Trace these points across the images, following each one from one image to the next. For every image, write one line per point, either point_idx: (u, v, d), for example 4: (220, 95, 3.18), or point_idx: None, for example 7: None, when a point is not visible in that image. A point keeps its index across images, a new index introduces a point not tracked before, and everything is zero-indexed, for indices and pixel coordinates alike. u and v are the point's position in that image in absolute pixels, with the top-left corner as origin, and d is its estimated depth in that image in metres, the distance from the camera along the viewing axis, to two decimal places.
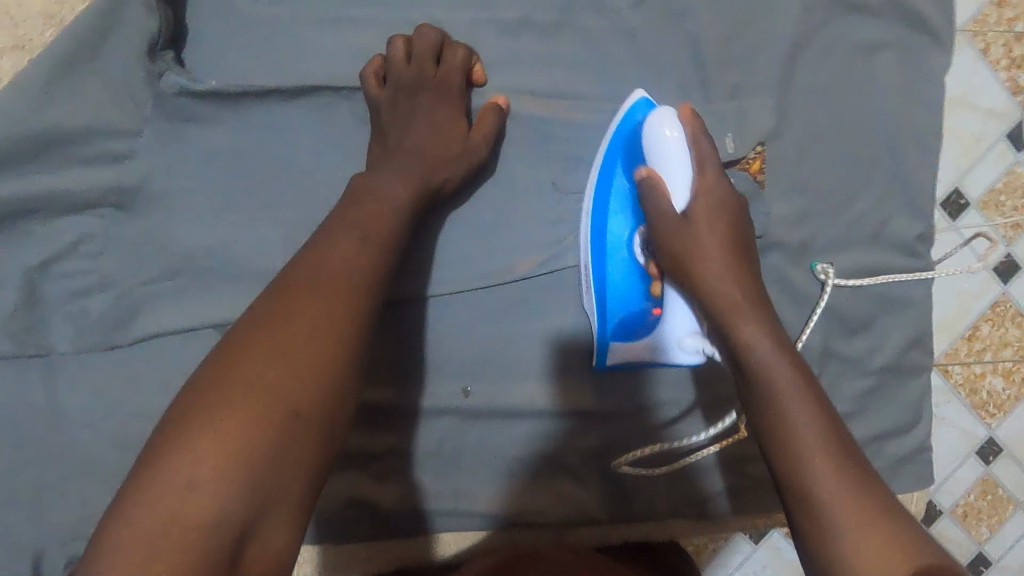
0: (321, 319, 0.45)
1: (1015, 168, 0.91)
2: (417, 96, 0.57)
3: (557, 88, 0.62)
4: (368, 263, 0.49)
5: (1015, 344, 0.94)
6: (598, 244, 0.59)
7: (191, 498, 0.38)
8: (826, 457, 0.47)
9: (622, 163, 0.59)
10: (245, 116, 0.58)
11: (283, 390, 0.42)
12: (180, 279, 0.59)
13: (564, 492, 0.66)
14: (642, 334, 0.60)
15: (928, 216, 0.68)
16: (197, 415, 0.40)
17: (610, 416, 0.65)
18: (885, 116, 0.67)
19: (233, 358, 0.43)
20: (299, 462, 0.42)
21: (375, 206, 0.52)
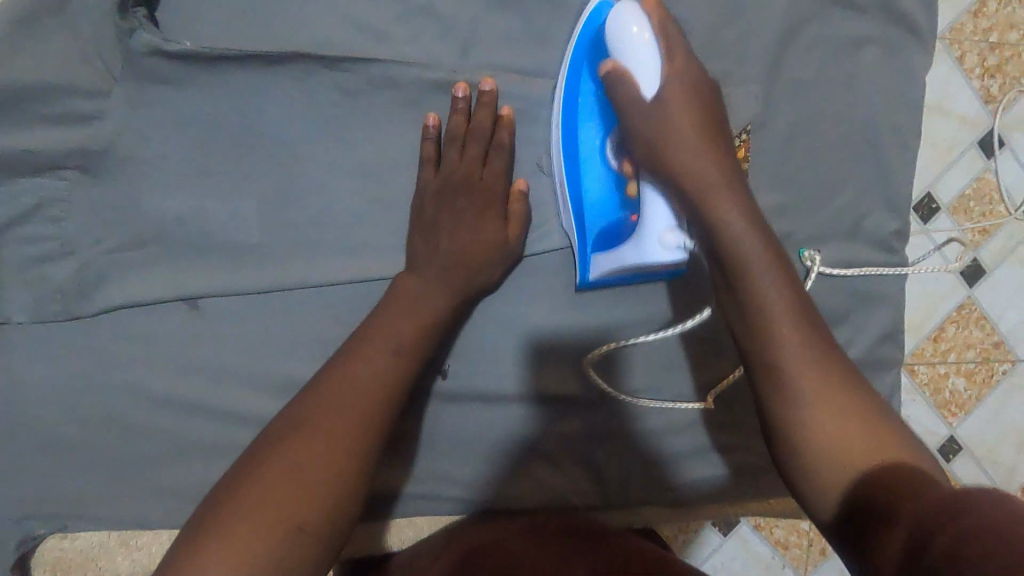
0: (331, 428, 0.45)
1: (984, 174, 0.93)
2: (467, 189, 0.58)
3: (546, 68, 0.61)
4: (395, 380, 0.50)
5: (977, 346, 0.98)
6: (571, 163, 0.59)
7: None
8: (812, 395, 0.44)
9: (588, 68, 0.58)
10: (222, 81, 0.56)
11: (309, 502, 0.42)
12: (149, 250, 0.57)
13: (540, 478, 0.66)
14: (625, 241, 0.59)
15: (904, 213, 0.70)
16: (219, 526, 0.40)
17: (589, 402, 0.65)
18: (867, 113, 0.67)
19: (259, 470, 0.43)
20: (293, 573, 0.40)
21: (407, 312, 0.53)
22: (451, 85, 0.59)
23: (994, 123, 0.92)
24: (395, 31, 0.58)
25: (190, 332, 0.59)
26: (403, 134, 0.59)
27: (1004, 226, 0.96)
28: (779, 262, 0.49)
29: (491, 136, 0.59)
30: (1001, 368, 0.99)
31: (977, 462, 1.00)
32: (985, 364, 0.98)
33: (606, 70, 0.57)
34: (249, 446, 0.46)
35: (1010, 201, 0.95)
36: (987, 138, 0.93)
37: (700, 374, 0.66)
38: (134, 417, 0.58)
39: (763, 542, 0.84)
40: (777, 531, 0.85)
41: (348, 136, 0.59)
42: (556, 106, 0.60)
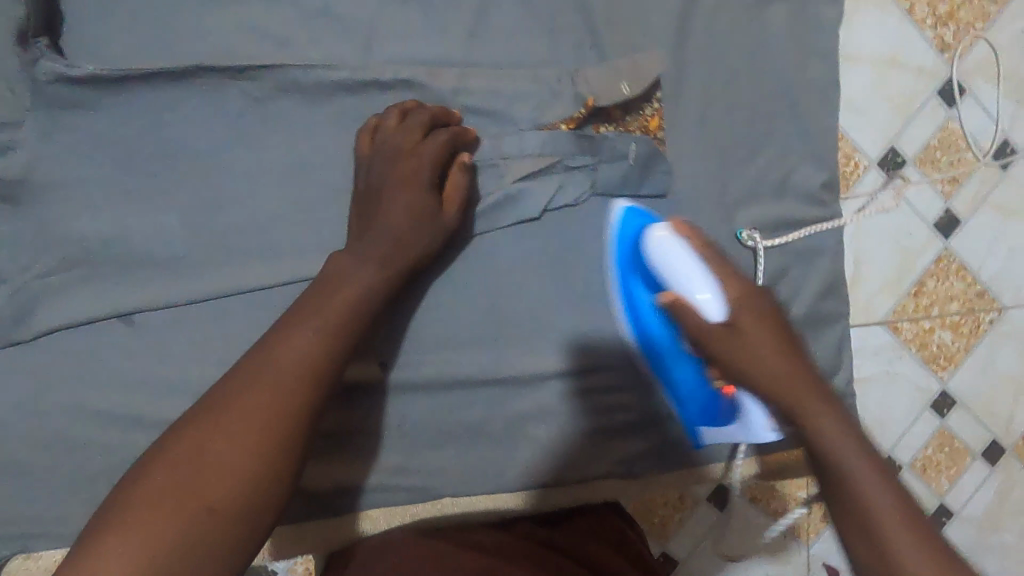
0: (251, 417, 0.44)
1: (948, 124, 0.99)
2: (400, 164, 0.57)
3: (451, 56, 0.62)
4: (322, 359, 0.48)
5: (959, 298, 1.02)
6: (652, 356, 0.66)
7: None
8: (879, 500, 0.47)
9: (638, 279, 0.63)
10: (131, 101, 0.57)
11: (215, 481, 0.41)
12: (79, 272, 0.59)
13: (489, 460, 0.67)
14: (723, 423, 0.66)
15: (829, 165, 0.70)
16: (126, 514, 0.40)
17: (530, 381, 0.66)
18: (781, 69, 0.68)
19: (169, 460, 0.42)
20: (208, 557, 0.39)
21: (334, 288, 0.52)
22: (357, 82, 0.60)
23: (951, 71, 0.98)
24: (296, 36, 0.60)
25: (128, 348, 0.60)
26: (317, 137, 0.61)
27: (976, 173, 1.01)
28: (823, 396, 0.52)
29: (427, 127, 0.59)
30: (987, 318, 1.03)
31: (972, 414, 1.03)
32: (968, 315, 1.02)
33: (646, 276, 0.62)
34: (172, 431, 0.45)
35: (980, 147, 1.00)
36: (947, 88, 0.99)
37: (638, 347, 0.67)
38: (84, 435, 0.60)
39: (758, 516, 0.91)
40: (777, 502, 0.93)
41: (263, 144, 0.60)
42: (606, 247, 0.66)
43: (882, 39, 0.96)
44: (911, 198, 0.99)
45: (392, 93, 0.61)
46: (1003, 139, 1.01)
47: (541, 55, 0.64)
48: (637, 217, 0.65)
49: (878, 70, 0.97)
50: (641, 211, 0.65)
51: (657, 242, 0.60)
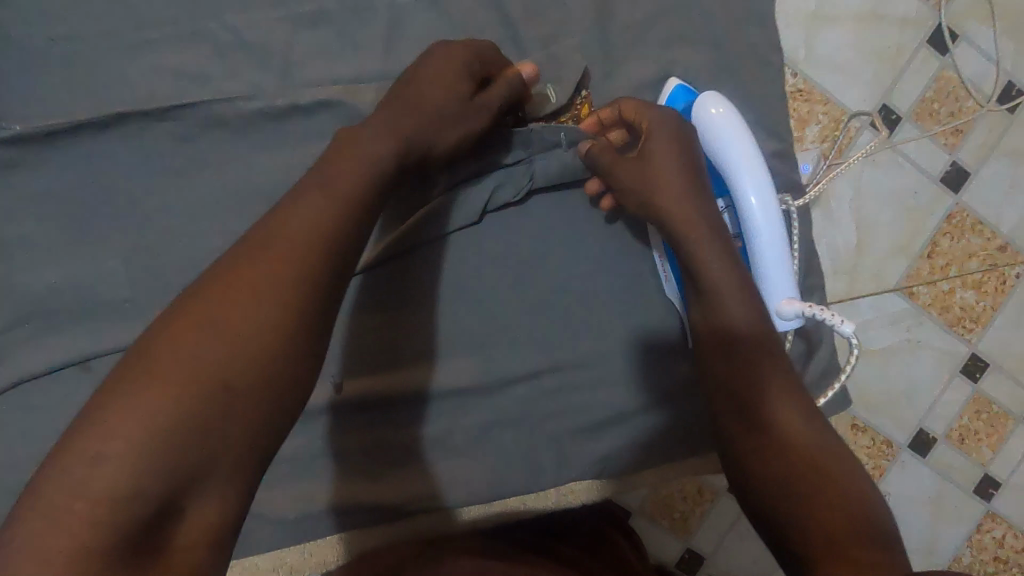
0: (263, 289, 0.41)
1: (943, 73, 0.94)
2: (439, 68, 0.56)
3: (369, 72, 0.62)
4: (330, 223, 0.45)
5: (980, 254, 0.95)
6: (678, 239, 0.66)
7: (98, 469, 0.34)
8: (790, 440, 0.50)
9: None
10: (63, 154, 0.59)
11: (220, 349, 0.39)
12: (33, 323, 0.60)
13: (461, 471, 0.66)
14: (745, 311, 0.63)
15: (781, 133, 0.67)
16: (128, 388, 0.37)
17: (490, 386, 0.66)
18: (714, 41, 0.66)
19: (166, 332, 0.39)
20: (224, 435, 0.38)
21: (348, 158, 0.49)
22: (280, 108, 0.60)
23: (938, 18, 0.92)
24: (216, 69, 0.61)
25: (83, 394, 0.60)
26: (245, 166, 0.61)
27: (980, 120, 0.95)
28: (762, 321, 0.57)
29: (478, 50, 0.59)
30: (1013, 273, 0.96)
31: (1007, 376, 0.97)
32: (991, 272, 0.95)
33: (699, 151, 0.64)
34: (174, 300, 0.41)
35: (981, 93, 0.94)
36: (936, 35, 0.93)
37: (595, 342, 0.67)
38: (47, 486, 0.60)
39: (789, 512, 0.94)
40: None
41: (194, 179, 0.61)
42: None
43: None
44: (911, 155, 0.94)
45: (314, 114, 0.61)
46: (1007, 81, 0.94)
47: None
48: (683, 99, 0.64)
49: (858, 27, 0.92)
50: (688, 89, 0.64)
51: (710, 117, 0.61)
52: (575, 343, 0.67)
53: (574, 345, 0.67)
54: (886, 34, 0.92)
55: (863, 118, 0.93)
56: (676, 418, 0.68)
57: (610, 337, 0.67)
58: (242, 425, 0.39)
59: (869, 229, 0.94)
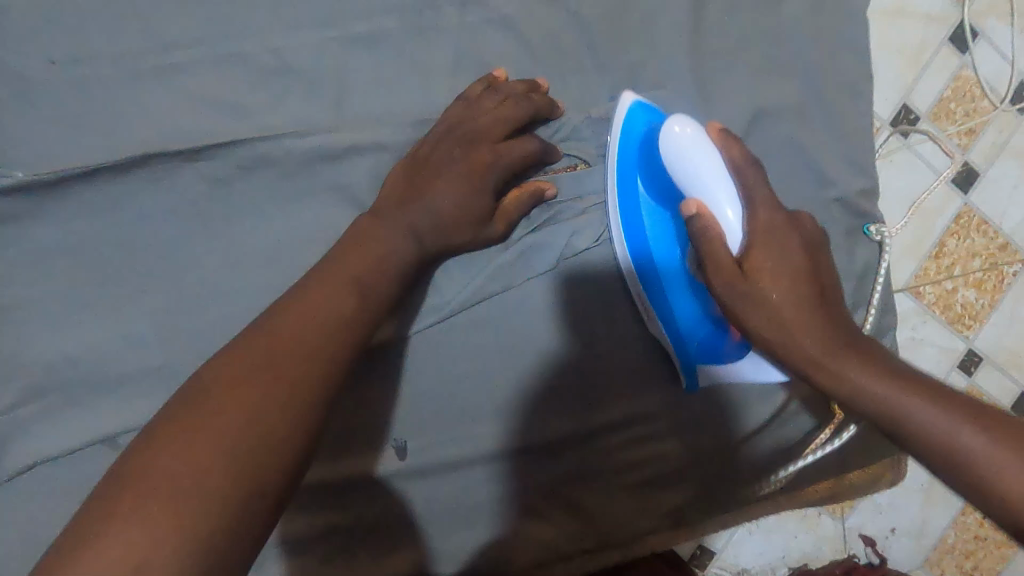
0: (315, 340, 0.41)
1: (961, 72, 0.92)
2: (469, 171, 0.51)
3: (435, 102, 0.54)
4: (391, 257, 0.47)
5: (982, 253, 0.95)
6: (641, 235, 0.56)
7: (143, 532, 0.31)
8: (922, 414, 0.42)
9: (640, 174, 0.55)
10: (73, 201, 0.49)
11: (230, 501, 0.33)
12: (49, 397, 0.52)
13: (531, 534, 0.61)
14: (731, 362, 0.57)
15: (870, 168, 0.63)
16: (184, 436, 0.35)
17: (561, 443, 0.61)
18: (805, 68, 0.61)
19: (243, 364, 0.38)
20: (245, 513, 0.34)
21: (368, 251, 0.46)
22: (334, 143, 0.52)
23: (960, 16, 0.90)
24: (255, 100, 0.52)
25: (107, 477, 0.52)
26: (293, 210, 0.53)
27: (994, 121, 0.93)
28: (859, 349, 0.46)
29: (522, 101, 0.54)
30: (1011, 271, 0.96)
31: (1002, 371, 0.96)
32: (992, 270, 0.95)
33: (664, 184, 0.54)
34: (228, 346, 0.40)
35: (995, 93, 0.93)
36: (958, 35, 0.91)
37: (673, 392, 0.62)
38: None
39: (826, 517, 0.96)
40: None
41: (234, 229, 0.52)
42: (613, 134, 0.55)
43: None
44: (926, 156, 0.93)
45: (373, 153, 0.53)
46: (1022, 82, 0.93)
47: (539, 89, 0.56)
48: (644, 117, 0.54)
49: (879, 27, 0.90)
50: (647, 108, 0.54)
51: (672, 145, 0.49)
52: (654, 393, 0.62)
53: (654, 395, 0.62)
54: (908, 32, 0.90)
55: (884, 119, 0.91)
56: (748, 466, 0.64)
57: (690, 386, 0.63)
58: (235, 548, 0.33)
59: None
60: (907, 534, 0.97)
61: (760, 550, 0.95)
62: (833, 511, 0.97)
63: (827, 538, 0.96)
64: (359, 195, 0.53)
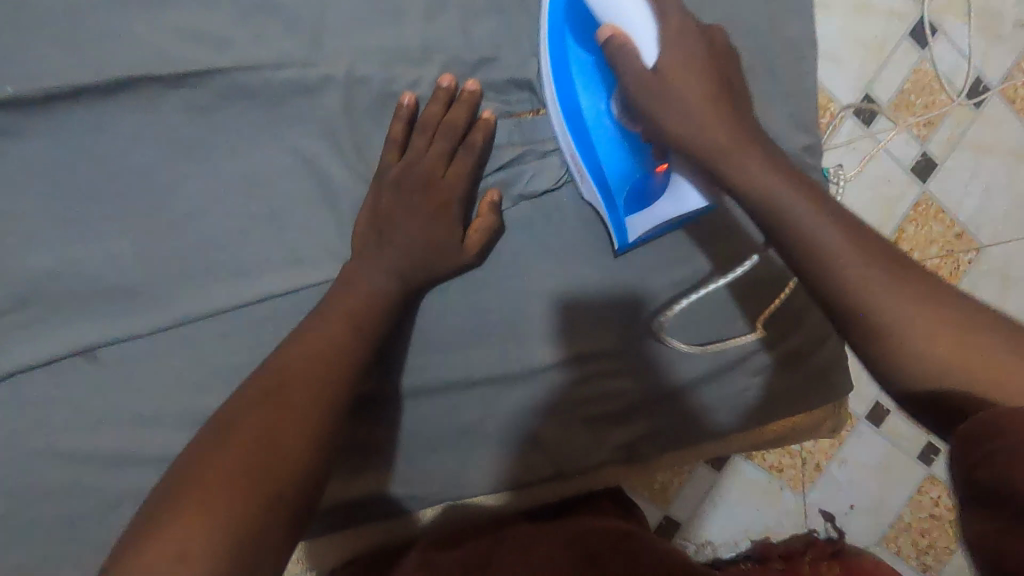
0: (337, 348, 0.51)
1: (922, 66, 0.97)
2: (438, 211, 0.57)
3: (405, 45, 0.58)
4: (388, 286, 0.55)
5: (939, 241, 1.01)
6: (579, 124, 0.59)
7: (202, 509, 0.40)
8: (944, 350, 0.41)
9: (572, 36, 0.58)
10: (60, 121, 0.53)
11: (271, 471, 0.43)
12: (32, 309, 0.55)
13: (491, 460, 0.66)
14: (656, 199, 0.60)
15: (813, 127, 0.68)
16: (236, 434, 0.44)
17: (521, 374, 0.65)
18: (754, 31, 0.66)
19: (283, 374, 0.48)
20: (283, 479, 0.43)
21: (364, 303, 0.54)
22: (311, 78, 0.56)
23: (921, 11, 0.95)
24: (235, 34, 0.55)
25: (94, 385, 0.57)
26: (269, 140, 0.56)
27: (950, 114, 0.99)
28: (854, 235, 0.46)
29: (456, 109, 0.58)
30: (965, 259, 1.02)
31: None
32: (948, 258, 1.02)
33: (591, 27, 0.57)
34: (266, 362, 0.50)
35: (952, 86, 0.98)
36: (918, 28, 0.96)
37: (630, 332, 0.66)
38: (64, 484, 0.57)
39: (785, 491, 0.99)
40: (770, 458, 1.00)
41: (212, 157, 0.56)
42: (542, 44, 0.59)
43: None
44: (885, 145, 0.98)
45: (346, 90, 0.57)
46: (977, 77, 0.99)
47: (506, 39, 0.60)
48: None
49: (849, 16, 0.94)
50: (596, 21, 0.57)
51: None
52: (612, 332, 0.66)
53: (612, 333, 0.66)
54: (874, 24, 0.95)
55: (846, 106, 0.95)
56: (696, 402, 0.69)
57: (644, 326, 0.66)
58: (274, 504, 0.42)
59: None
60: (863, 508, 1.01)
61: (722, 519, 0.98)
62: (794, 484, 1.00)
63: (788, 511, 0.99)
64: (336, 128, 0.57)
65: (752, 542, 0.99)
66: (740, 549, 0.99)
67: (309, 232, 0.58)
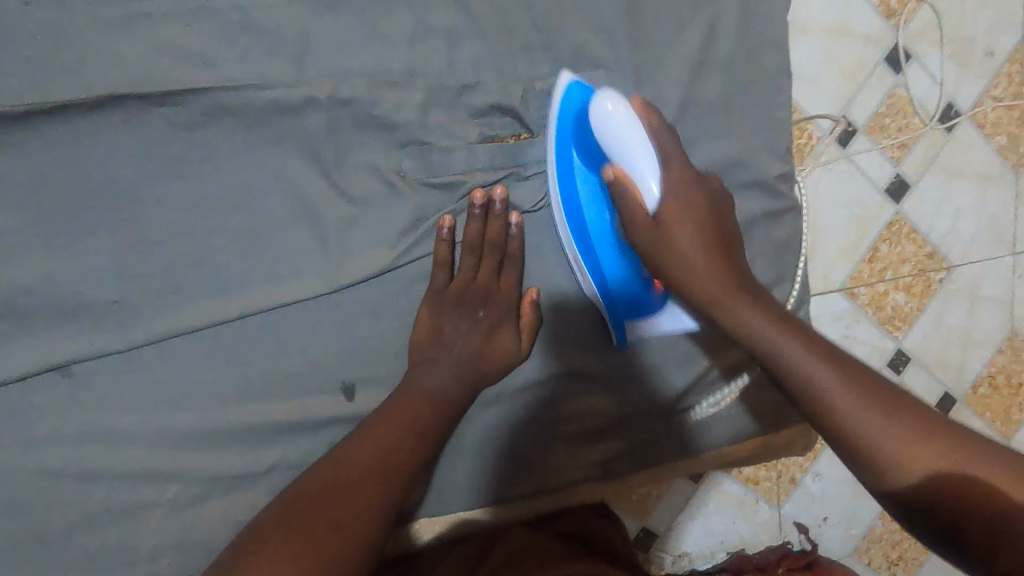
0: (404, 436, 0.55)
1: (895, 91, 1.00)
2: (491, 326, 0.61)
3: (389, 67, 0.59)
4: (452, 389, 0.59)
5: (912, 260, 1.03)
6: (582, 233, 0.62)
7: (286, 563, 0.45)
8: (826, 379, 0.47)
9: (576, 147, 0.61)
10: (40, 137, 0.53)
11: (337, 546, 0.48)
12: (5, 325, 0.54)
13: (468, 476, 0.67)
14: (655, 315, 0.65)
15: (786, 153, 0.70)
16: (315, 513, 0.49)
17: (499, 390, 0.66)
18: (731, 59, 0.67)
19: (357, 453, 0.53)
20: (347, 554, 0.48)
21: (427, 401, 0.57)
22: (295, 98, 0.56)
23: (895, 39, 0.98)
24: (220, 53, 0.55)
25: (70, 401, 0.56)
26: (252, 158, 0.57)
27: (923, 137, 1.02)
28: (742, 287, 0.53)
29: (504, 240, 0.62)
30: (937, 278, 1.04)
31: (927, 369, 1.04)
32: (920, 276, 1.04)
33: (597, 155, 0.60)
34: (344, 440, 0.55)
35: (925, 111, 1.01)
36: (892, 54, 0.99)
37: (607, 351, 0.68)
38: (35, 503, 0.56)
39: (759, 503, 1.01)
40: (747, 470, 1.01)
41: (195, 173, 0.56)
42: (549, 130, 0.61)
43: (827, 8, 0.97)
44: (861, 166, 1.00)
45: (331, 110, 0.57)
46: (948, 103, 1.02)
47: (489, 62, 0.62)
48: (578, 95, 0.60)
49: (824, 42, 0.97)
50: (582, 86, 0.59)
51: (604, 112, 0.54)
52: (588, 351, 0.67)
53: (588, 352, 0.67)
54: (849, 49, 0.98)
55: (822, 126, 0.98)
56: (671, 419, 0.71)
57: (621, 345, 0.68)
58: (350, 562, 0.48)
59: (819, 233, 1.00)
60: (835, 521, 1.03)
61: (699, 533, 0.99)
62: (769, 497, 1.01)
63: (763, 524, 1.01)
64: (318, 148, 0.58)
65: (727, 555, 1.00)
66: (716, 561, 1.00)
67: (292, 249, 0.58)
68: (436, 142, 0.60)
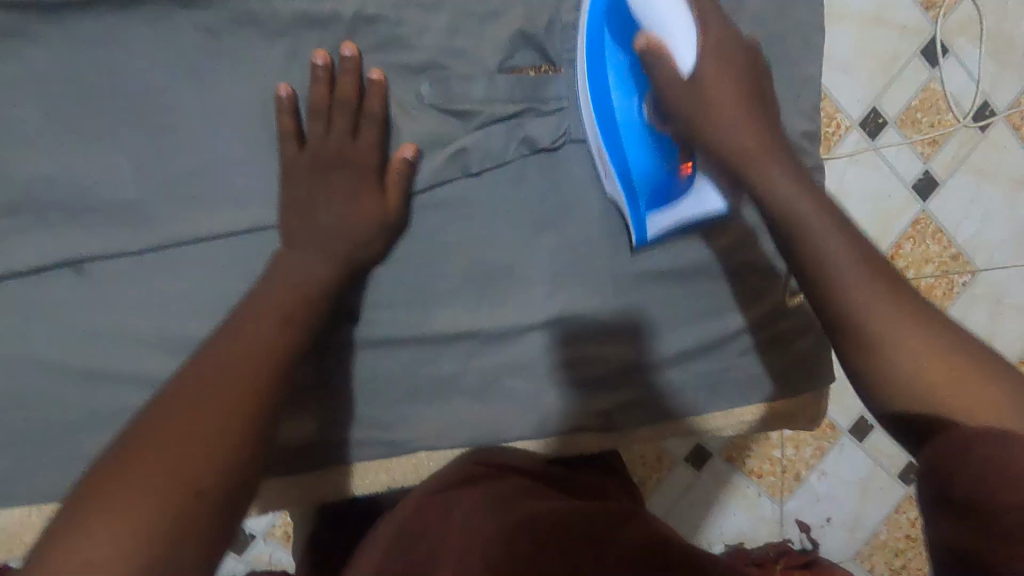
0: (244, 330, 0.50)
1: (930, 85, 0.97)
2: (350, 195, 0.57)
3: None
4: (298, 285, 0.54)
5: (935, 261, 1.01)
6: (611, 125, 0.61)
7: (148, 470, 0.38)
8: (838, 240, 0.50)
9: (609, 30, 0.60)
10: (70, 31, 0.53)
11: (208, 449, 0.41)
12: (22, 217, 0.55)
13: (466, 416, 0.66)
14: (682, 198, 0.63)
15: (813, 113, 0.68)
16: (167, 417, 0.42)
17: (504, 330, 0.65)
18: (763, 12, 0.66)
19: (219, 357, 0.47)
20: (215, 456, 0.41)
21: (279, 296, 0.53)
22: (322, 13, 0.57)
23: (934, 31, 0.95)
24: None
25: (77, 298, 0.57)
26: (274, 69, 0.57)
27: (955, 135, 0.99)
28: (777, 152, 0.56)
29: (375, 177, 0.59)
30: (961, 281, 1.02)
31: None
32: (943, 277, 1.01)
33: (630, 28, 0.59)
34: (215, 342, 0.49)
35: (959, 108, 0.98)
36: (929, 46, 0.96)
37: (615, 299, 0.67)
38: (36, 396, 0.57)
39: (762, 497, 0.98)
40: (751, 463, 0.98)
41: (217, 80, 0.56)
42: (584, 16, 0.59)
43: None
44: (889, 160, 0.98)
45: (356, 28, 0.58)
46: (984, 101, 0.99)
47: None
48: None
49: (861, 28, 0.94)
50: None
51: None
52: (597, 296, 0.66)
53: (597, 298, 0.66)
54: (886, 38, 0.95)
55: (852, 117, 0.96)
56: (675, 376, 0.70)
57: (629, 293, 0.67)
58: (220, 468, 0.41)
59: None
60: (839, 522, 1.00)
61: (699, 521, 0.97)
62: (773, 493, 0.99)
63: (765, 519, 0.98)
64: (339, 66, 0.58)
65: (725, 548, 0.97)
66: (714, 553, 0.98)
67: None
68: (457, 70, 0.60)
